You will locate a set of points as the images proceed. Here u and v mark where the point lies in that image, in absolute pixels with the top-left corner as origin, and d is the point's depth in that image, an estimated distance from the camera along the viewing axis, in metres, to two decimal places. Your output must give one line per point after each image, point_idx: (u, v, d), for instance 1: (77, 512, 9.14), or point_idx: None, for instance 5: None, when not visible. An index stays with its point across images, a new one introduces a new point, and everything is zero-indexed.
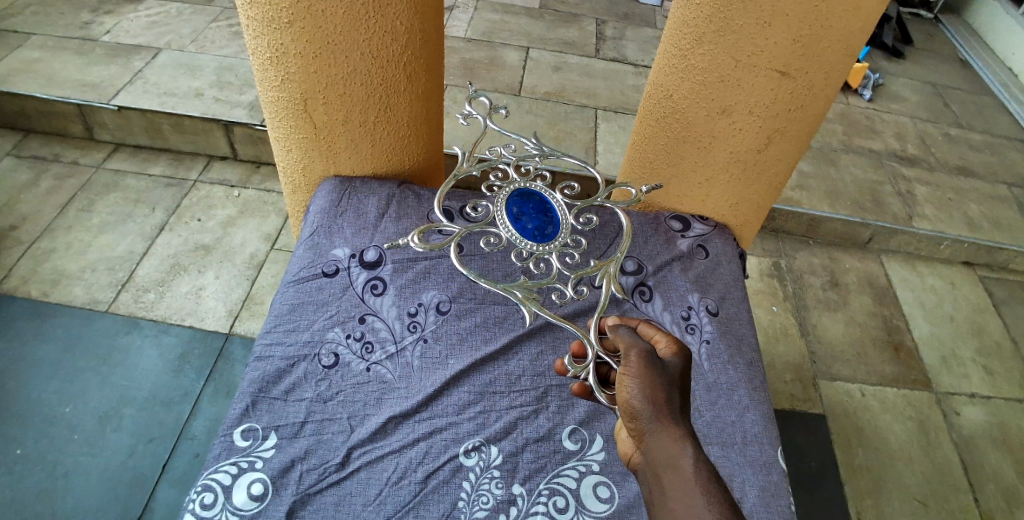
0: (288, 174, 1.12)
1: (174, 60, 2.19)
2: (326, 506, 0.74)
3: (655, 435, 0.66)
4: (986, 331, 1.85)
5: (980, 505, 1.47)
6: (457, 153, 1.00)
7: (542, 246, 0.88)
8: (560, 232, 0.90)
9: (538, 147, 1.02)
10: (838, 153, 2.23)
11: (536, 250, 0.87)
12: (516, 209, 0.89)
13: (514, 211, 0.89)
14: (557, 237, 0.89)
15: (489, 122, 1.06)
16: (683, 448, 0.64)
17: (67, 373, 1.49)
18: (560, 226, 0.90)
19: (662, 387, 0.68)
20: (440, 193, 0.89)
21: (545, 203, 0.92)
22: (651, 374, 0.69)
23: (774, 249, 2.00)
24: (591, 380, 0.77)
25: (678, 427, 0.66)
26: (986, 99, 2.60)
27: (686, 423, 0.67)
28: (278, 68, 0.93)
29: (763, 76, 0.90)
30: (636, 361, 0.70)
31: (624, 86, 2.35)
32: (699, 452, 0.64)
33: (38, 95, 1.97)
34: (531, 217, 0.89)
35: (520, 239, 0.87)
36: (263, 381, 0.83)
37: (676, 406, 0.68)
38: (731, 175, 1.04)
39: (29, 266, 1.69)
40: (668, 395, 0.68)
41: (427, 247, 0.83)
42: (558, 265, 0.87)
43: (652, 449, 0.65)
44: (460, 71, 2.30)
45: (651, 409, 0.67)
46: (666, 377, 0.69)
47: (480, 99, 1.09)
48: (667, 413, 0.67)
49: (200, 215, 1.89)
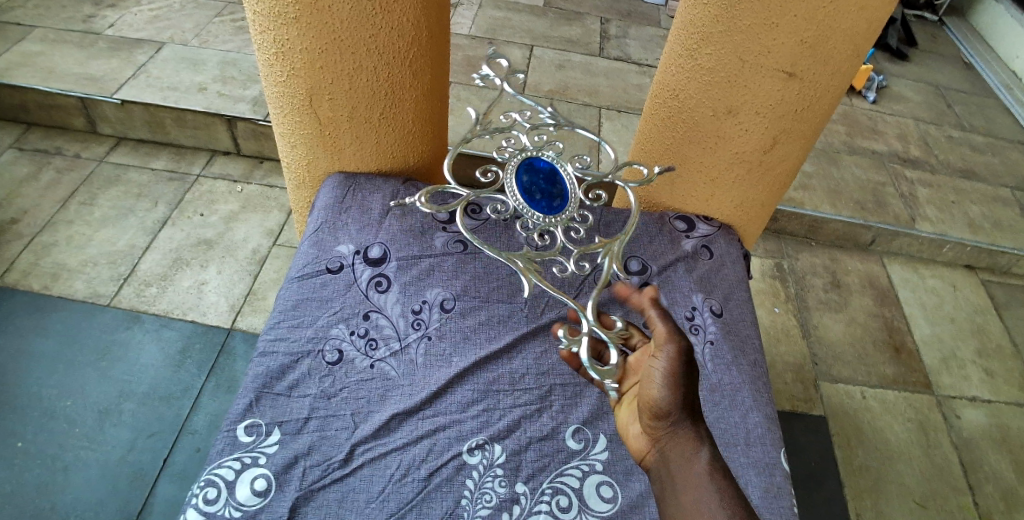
0: (292, 170, 1.11)
1: (176, 54, 2.19)
2: (329, 503, 0.74)
3: (674, 432, 0.69)
4: (987, 333, 1.85)
5: (979, 507, 1.47)
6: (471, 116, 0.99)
7: (550, 219, 0.88)
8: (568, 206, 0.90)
9: (553, 118, 1.03)
10: (841, 153, 2.22)
11: (543, 222, 0.87)
12: (527, 180, 0.88)
13: (523, 181, 0.88)
14: (564, 210, 0.89)
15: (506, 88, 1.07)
16: (699, 446, 0.68)
17: (67, 367, 1.49)
18: (569, 201, 0.90)
19: (688, 383, 0.70)
20: (451, 155, 0.89)
21: (555, 173, 0.91)
22: (680, 370, 0.70)
23: (776, 250, 2.00)
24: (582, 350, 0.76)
25: (696, 425, 0.69)
26: (989, 101, 2.60)
27: (701, 419, 0.70)
28: (283, 63, 0.93)
29: (769, 76, 0.90)
30: (669, 354, 0.71)
31: (627, 85, 2.35)
32: (713, 451, 0.68)
33: (41, 88, 1.97)
34: (541, 188, 0.89)
35: (527, 209, 0.87)
36: (266, 377, 0.83)
37: (693, 402, 0.70)
38: (735, 175, 1.04)
39: (30, 260, 1.69)
40: (693, 391, 0.70)
41: (434, 208, 0.85)
42: (563, 239, 0.87)
43: (669, 443, 0.69)
44: (463, 68, 2.30)
45: (677, 405, 0.69)
46: (693, 373, 0.71)
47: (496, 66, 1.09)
48: (690, 410, 0.69)
49: (203, 210, 1.89)
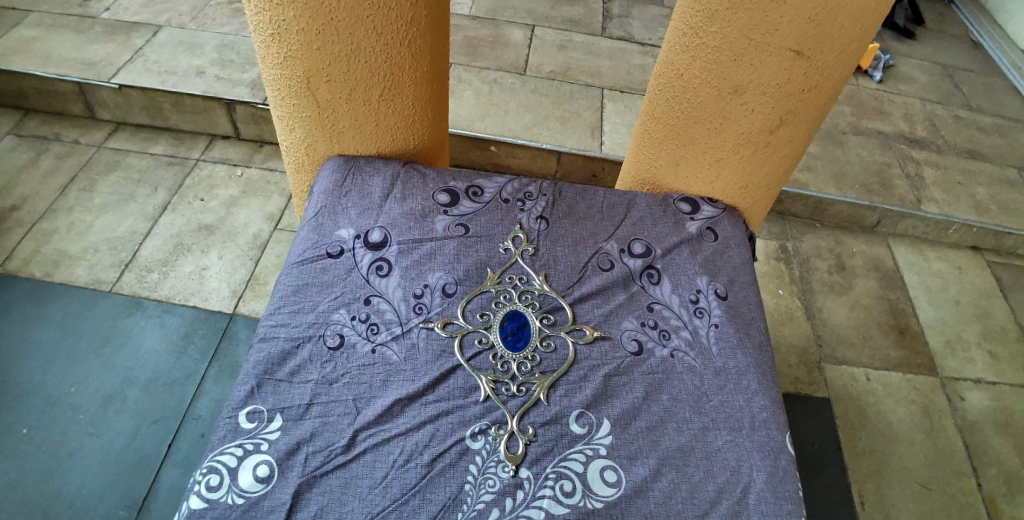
0: (291, 153, 1.10)
1: (173, 37, 2.16)
2: (332, 489, 0.73)
3: None
4: (992, 316, 1.84)
5: (982, 489, 1.47)
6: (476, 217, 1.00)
7: (526, 359, 0.86)
8: (538, 340, 0.88)
9: (542, 254, 0.97)
10: (846, 134, 2.19)
11: (521, 362, 0.85)
12: (508, 333, 0.88)
13: (506, 334, 0.88)
14: (535, 344, 0.87)
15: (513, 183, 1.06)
16: None
17: (70, 354, 1.49)
18: (538, 336, 0.88)
19: None
20: (454, 314, 0.88)
21: (531, 328, 0.89)
22: None
23: (781, 232, 1.98)
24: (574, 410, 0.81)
25: None
26: (997, 81, 2.56)
27: None
28: (279, 44, 0.91)
29: (776, 55, 0.88)
30: None
31: (630, 65, 2.31)
32: None
33: (37, 74, 1.95)
34: (521, 338, 0.88)
35: (508, 355, 0.86)
36: (267, 363, 0.82)
37: None
38: (741, 156, 1.02)
39: (30, 248, 1.69)
40: None
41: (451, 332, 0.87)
42: (541, 364, 0.86)
43: None
44: (463, 49, 2.27)
45: None
46: None
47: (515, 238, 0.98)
48: None
49: (203, 195, 1.88)
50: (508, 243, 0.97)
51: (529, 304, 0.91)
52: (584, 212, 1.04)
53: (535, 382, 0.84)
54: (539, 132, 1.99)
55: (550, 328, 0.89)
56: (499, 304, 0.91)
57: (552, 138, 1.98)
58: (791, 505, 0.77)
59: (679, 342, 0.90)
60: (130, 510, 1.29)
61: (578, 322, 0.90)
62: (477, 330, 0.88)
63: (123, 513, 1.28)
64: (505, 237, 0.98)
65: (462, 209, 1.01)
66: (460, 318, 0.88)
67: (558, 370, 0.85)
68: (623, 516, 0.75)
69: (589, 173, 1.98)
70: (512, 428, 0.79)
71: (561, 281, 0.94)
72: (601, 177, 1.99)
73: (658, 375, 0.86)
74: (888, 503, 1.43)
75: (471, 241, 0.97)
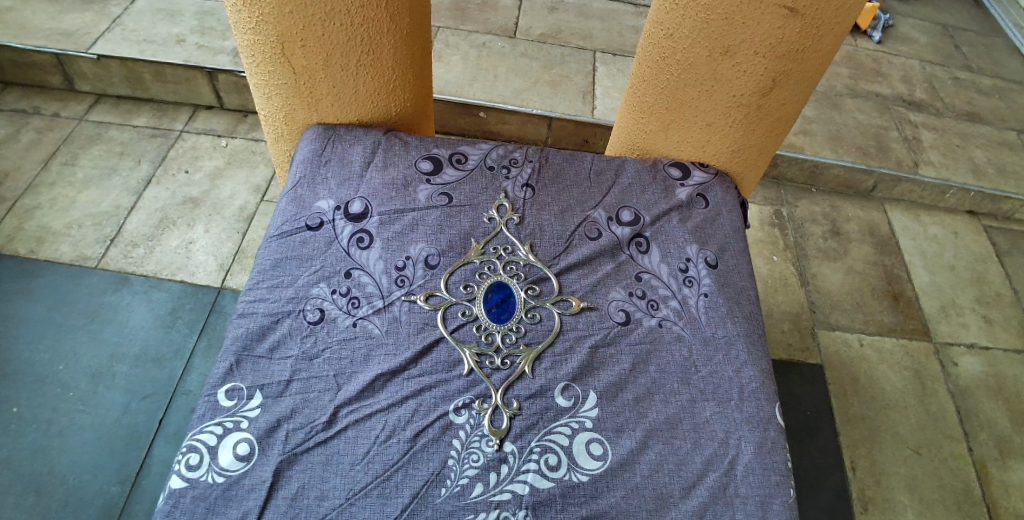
0: (268, 122, 1.05)
1: (152, 5, 2.07)
2: (314, 465, 0.72)
3: None
4: (986, 281, 1.83)
5: (972, 453, 1.48)
6: (456, 189, 0.97)
7: (508, 334, 0.83)
8: (520, 314, 0.85)
9: (524, 224, 0.94)
10: (844, 97, 2.14)
11: (505, 340, 0.83)
12: (492, 305, 0.86)
13: (490, 307, 0.85)
14: (516, 318, 0.85)
15: (497, 153, 1.02)
16: None
17: (57, 332, 1.47)
18: (519, 310, 0.86)
19: None
20: (442, 284, 0.86)
21: (512, 302, 0.86)
22: None
23: (776, 197, 1.95)
24: (558, 386, 0.80)
25: None
26: (998, 40, 2.50)
27: None
28: (251, 8, 0.87)
29: (770, 13, 0.84)
30: None
31: (623, 28, 2.24)
32: None
33: (13, 45, 1.88)
34: (503, 312, 0.85)
35: (494, 329, 0.83)
36: (247, 339, 0.80)
37: None
38: (733, 120, 0.98)
39: (13, 224, 1.65)
40: None
41: (435, 305, 0.85)
42: (526, 341, 0.83)
43: None
44: (450, 12, 2.19)
45: None
46: None
47: (499, 210, 0.95)
48: None
49: (187, 167, 1.83)
50: (493, 212, 0.94)
51: (514, 275, 0.89)
52: (570, 178, 1.01)
53: (520, 355, 0.82)
54: (529, 97, 1.94)
55: (535, 298, 0.87)
56: (484, 275, 0.88)
57: (544, 103, 1.93)
58: (779, 476, 0.76)
59: (668, 312, 0.88)
60: (122, 486, 1.28)
61: (561, 298, 0.87)
62: (460, 304, 0.85)
63: (115, 489, 1.28)
64: (491, 208, 0.95)
65: (445, 178, 0.97)
66: (443, 290, 0.86)
67: (544, 341, 0.83)
68: (608, 491, 0.74)
69: (580, 139, 1.94)
70: (495, 402, 0.77)
71: (542, 254, 0.91)
72: (593, 143, 1.95)
73: (646, 345, 0.84)
74: (878, 468, 1.43)
75: (453, 215, 0.94)
